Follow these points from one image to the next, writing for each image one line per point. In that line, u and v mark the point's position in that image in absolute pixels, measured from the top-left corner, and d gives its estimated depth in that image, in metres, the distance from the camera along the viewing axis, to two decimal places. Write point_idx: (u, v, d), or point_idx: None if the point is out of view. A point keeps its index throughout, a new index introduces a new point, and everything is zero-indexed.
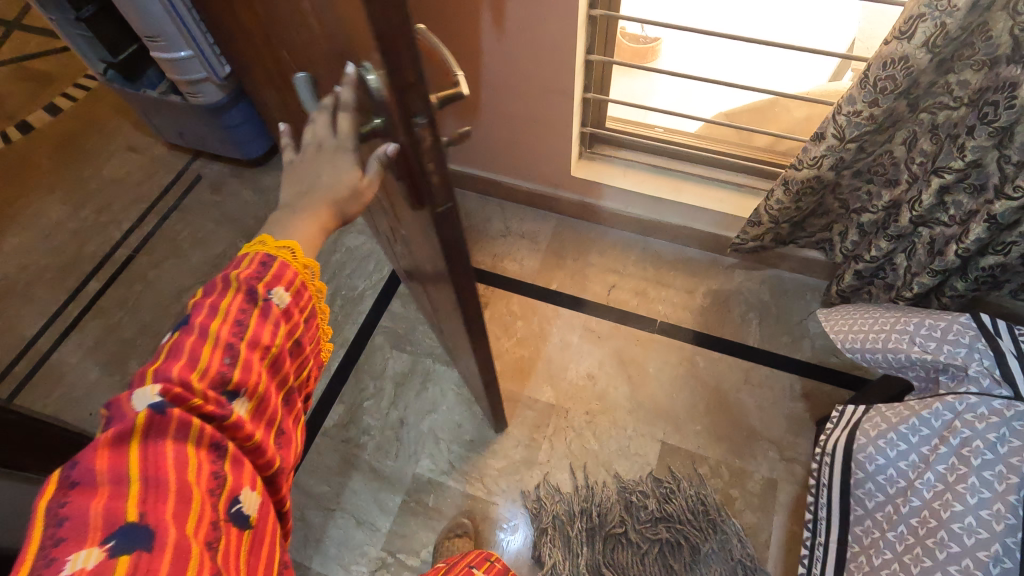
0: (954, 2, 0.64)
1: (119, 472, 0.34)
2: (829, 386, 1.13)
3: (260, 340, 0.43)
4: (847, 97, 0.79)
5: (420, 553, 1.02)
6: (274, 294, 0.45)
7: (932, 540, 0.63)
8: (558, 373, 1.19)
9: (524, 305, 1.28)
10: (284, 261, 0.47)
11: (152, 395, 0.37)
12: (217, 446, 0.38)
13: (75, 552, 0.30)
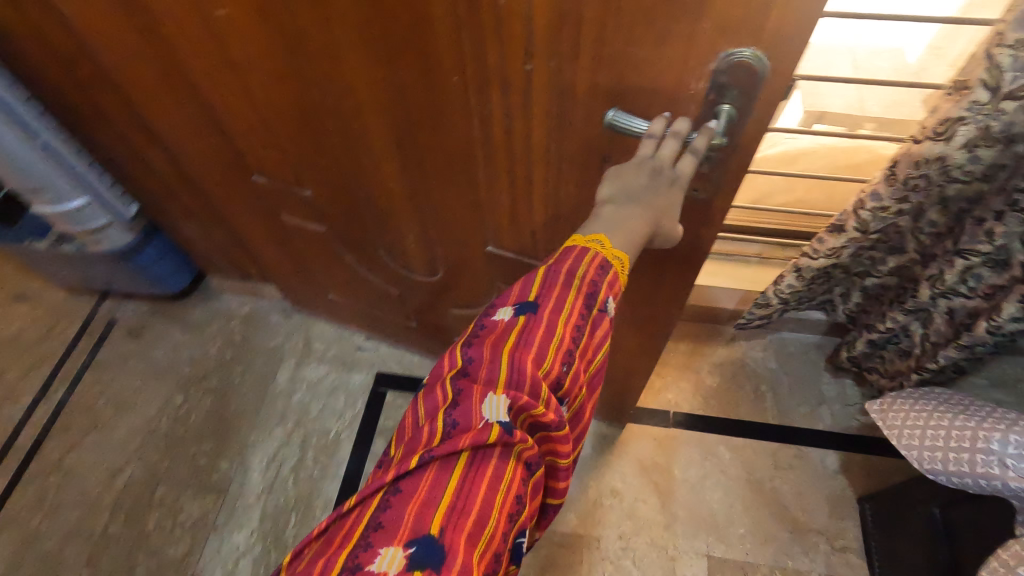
0: (999, 105, 0.59)
1: (435, 486, 0.41)
2: (859, 457, 1.08)
3: (587, 351, 0.48)
4: (872, 194, 0.73)
5: None
6: (608, 304, 0.50)
7: None
8: (578, 494, 1.07)
9: None
10: (610, 266, 0.51)
11: (499, 412, 0.43)
12: (513, 481, 0.43)
13: (390, 551, 0.38)
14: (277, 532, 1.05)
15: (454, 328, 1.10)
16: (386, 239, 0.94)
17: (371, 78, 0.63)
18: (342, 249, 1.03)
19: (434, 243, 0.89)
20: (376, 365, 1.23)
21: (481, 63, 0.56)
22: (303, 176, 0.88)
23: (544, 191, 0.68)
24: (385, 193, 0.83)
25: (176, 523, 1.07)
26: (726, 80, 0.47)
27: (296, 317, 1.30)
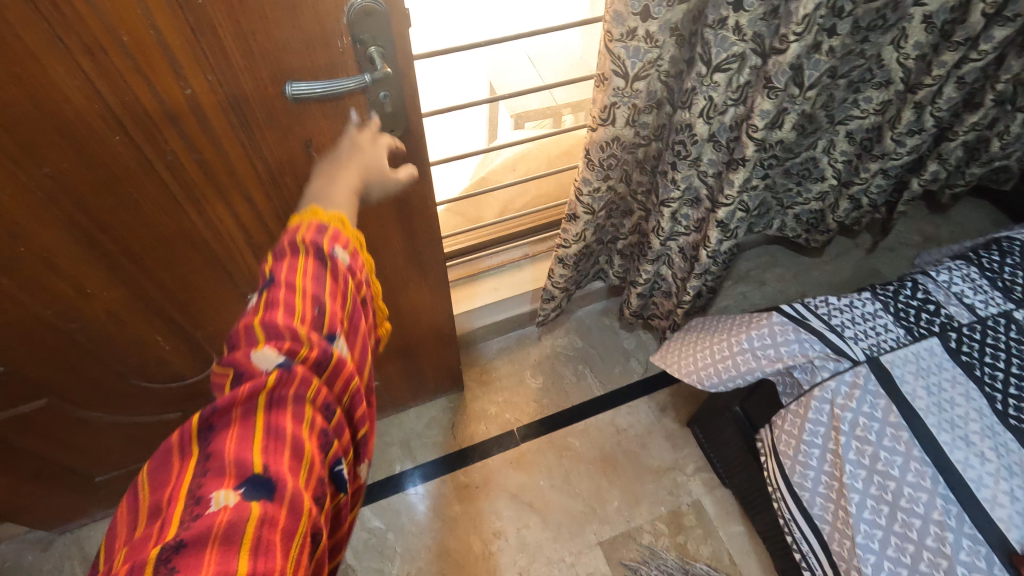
0: (633, 87, 0.70)
1: (242, 435, 0.37)
2: (674, 386, 1.21)
3: (337, 288, 0.46)
4: (582, 180, 0.81)
5: None
6: (337, 253, 0.48)
7: (929, 537, 0.62)
8: (466, 557, 1.03)
9: (382, 513, 1.07)
10: (326, 225, 0.49)
11: (275, 357, 0.39)
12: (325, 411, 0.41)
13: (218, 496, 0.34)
14: None
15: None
16: (138, 367, 0.74)
17: (10, 174, 0.48)
18: (86, 410, 0.78)
19: (198, 331, 0.73)
20: None
21: (138, 105, 0.47)
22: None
23: (279, 218, 0.63)
24: (101, 308, 0.63)
25: None
26: (361, 30, 0.49)
27: (57, 542, 1.02)
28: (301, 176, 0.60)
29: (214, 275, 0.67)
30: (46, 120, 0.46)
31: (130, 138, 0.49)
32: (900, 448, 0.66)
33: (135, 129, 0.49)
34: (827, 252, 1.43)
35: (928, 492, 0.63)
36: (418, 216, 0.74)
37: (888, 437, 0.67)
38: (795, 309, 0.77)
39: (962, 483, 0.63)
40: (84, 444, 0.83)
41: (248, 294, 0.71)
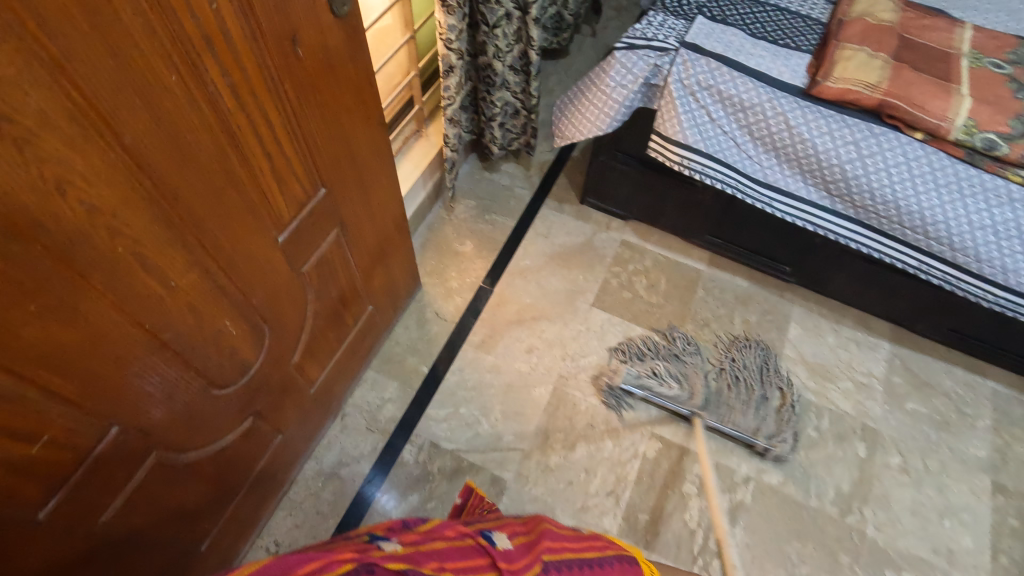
0: None
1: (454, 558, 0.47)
2: (555, 186, 1.49)
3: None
4: (447, 28, 0.97)
5: (691, 524, 1.07)
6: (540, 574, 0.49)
7: (769, 111, 1.00)
8: (523, 379, 1.21)
9: (441, 402, 1.18)
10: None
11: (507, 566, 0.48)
12: (612, 555, 0.56)
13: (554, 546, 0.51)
14: None
15: (305, 380, 0.97)
16: (214, 370, 0.72)
17: (100, 153, 0.47)
18: (184, 453, 0.73)
19: (252, 301, 0.73)
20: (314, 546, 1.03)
21: (182, 35, 0.49)
22: (97, 409, 0.56)
23: (287, 136, 0.67)
24: (183, 303, 0.62)
25: None
26: None
27: None
28: (295, 79, 0.64)
29: (253, 225, 0.68)
30: (122, 73, 0.45)
31: (179, 78, 0.50)
32: (727, 79, 1.01)
33: (180, 63, 0.50)
34: (573, 47, 1.79)
35: (752, 90, 1.00)
36: (370, 102, 0.82)
37: (719, 77, 1.01)
38: (625, 42, 1.06)
39: (765, 74, 1.01)
40: (187, 500, 0.78)
41: (279, 238, 0.74)
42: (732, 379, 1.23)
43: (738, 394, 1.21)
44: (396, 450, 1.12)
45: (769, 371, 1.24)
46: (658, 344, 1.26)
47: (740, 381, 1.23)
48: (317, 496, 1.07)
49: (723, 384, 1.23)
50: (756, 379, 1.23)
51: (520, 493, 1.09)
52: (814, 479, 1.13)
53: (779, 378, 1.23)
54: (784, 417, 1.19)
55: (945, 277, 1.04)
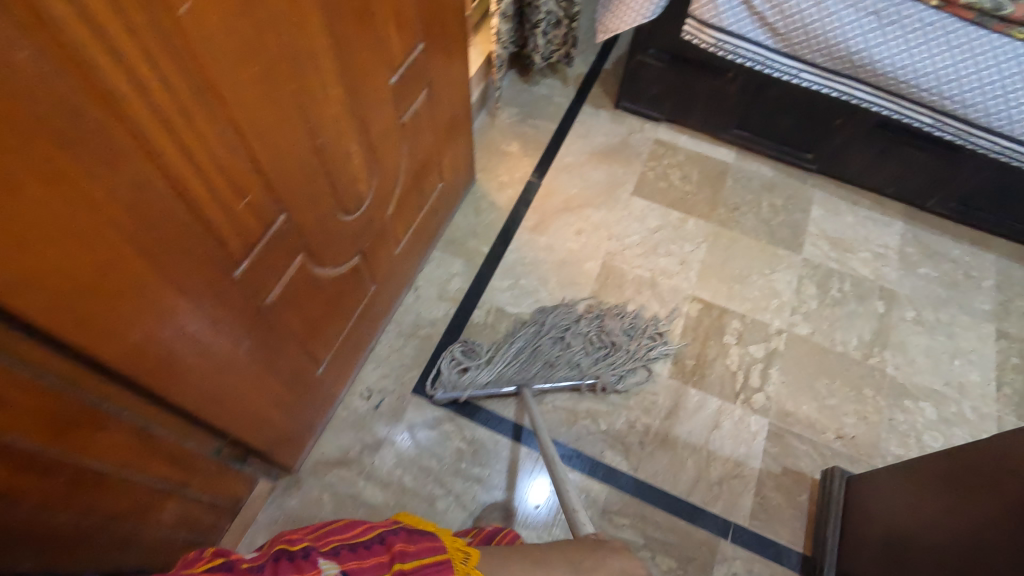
0: None
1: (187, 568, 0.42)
2: (591, 94, 1.60)
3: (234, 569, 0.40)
4: None
5: (731, 367, 1.21)
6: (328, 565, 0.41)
7: None
8: (575, 255, 1.34)
9: (503, 276, 1.30)
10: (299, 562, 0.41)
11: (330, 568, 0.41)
12: (395, 539, 0.45)
13: (334, 558, 0.42)
14: (540, 509, 1.05)
15: (394, 238, 1.09)
16: (344, 193, 0.85)
17: None
18: (318, 267, 0.86)
19: (370, 134, 0.86)
20: (403, 392, 1.16)
21: None
22: (278, 190, 0.69)
23: None
24: (330, 114, 0.74)
25: None
26: None
27: (303, 473, 1.07)
28: None
29: (374, 57, 0.79)
30: None
31: None
32: None
33: None
34: None
35: None
36: None
37: None
38: None
39: None
40: (317, 315, 0.92)
41: (391, 78, 0.85)
42: (599, 338, 1.18)
43: (604, 355, 1.17)
44: (466, 314, 1.25)
45: (640, 331, 1.22)
46: (533, 320, 1.20)
47: (591, 336, 1.19)
48: (400, 353, 1.20)
49: (586, 349, 1.17)
50: (629, 335, 1.20)
51: None
52: (839, 330, 1.27)
53: (657, 332, 1.23)
54: (640, 358, 1.18)
55: (954, 128, 1.20)
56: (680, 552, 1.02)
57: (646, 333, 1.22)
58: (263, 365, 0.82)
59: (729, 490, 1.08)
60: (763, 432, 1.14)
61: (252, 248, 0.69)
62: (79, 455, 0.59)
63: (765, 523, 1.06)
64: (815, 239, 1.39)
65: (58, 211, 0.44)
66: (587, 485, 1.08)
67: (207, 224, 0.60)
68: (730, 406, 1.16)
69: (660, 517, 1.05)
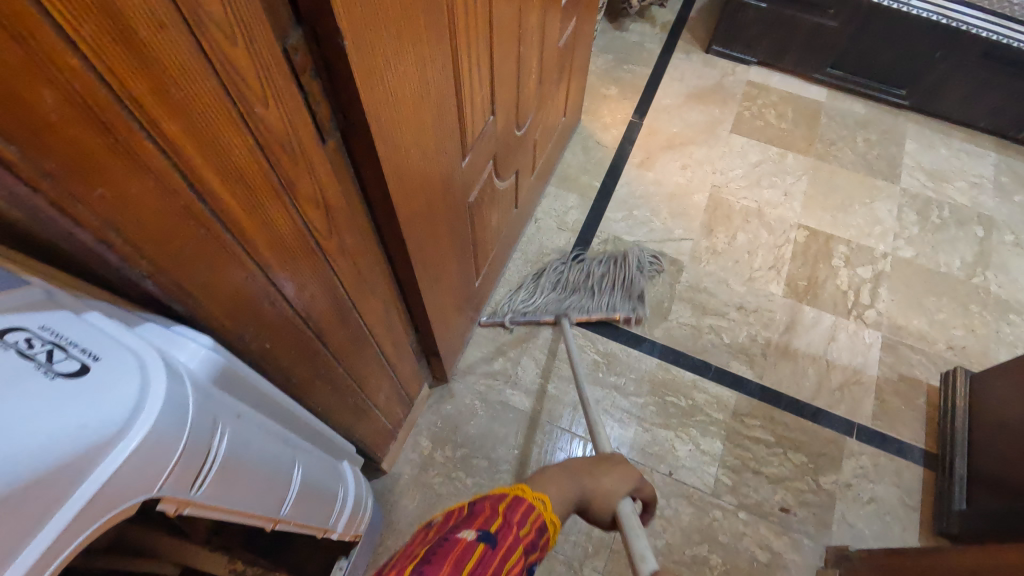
0: None
1: None
2: (682, 40, 1.66)
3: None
4: None
5: (841, 287, 1.28)
6: (470, 533, 0.40)
7: None
8: (683, 188, 1.40)
9: (617, 208, 1.37)
10: (466, 562, 0.38)
11: (472, 535, 0.40)
12: (488, 499, 0.44)
13: (460, 525, 0.41)
14: (676, 414, 1.13)
15: (531, 163, 1.17)
16: (520, 105, 0.93)
17: None
18: (495, 177, 0.94)
19: (544, 53, 0.93)
20: (536, 311, 1.24)
21: None
22: (496, 89, 0.77)
23: None
24: (532, 25, 0.82)
25: (662, 514, 1.05)
26: None
27: (453, 383, 1.16)
28: None
29: None
30: None
31: None
32: None
33: None
34: None
35: None
36: None
37: None
38: None
39: None
40: (485, 225, 1.00)
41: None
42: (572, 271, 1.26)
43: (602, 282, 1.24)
44: (587, 242, 1.32)
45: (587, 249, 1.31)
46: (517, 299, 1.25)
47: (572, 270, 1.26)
48: (529, 276, 1.28)
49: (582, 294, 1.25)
50: (665, 293, 1.26)
51: (695, 270, 1.29)
52: (941, 253, 1.33)
53: (720, 287, 1.27)
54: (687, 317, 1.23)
55: None
56: (810, 449, 1.10)
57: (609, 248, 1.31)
58: (454, 263, 0.90)
59: (849, 395, 1.16)
60: (877, 344, 1.21)
61: (473, 141, 0.77)
62: (358, 313, 0.68)
63: (886, 423, 1.13)
64: (911, 171, 1.44)
65: (410, 68, 0.52)
66: (717, 392, 1.15)
67: (461, 108, 0.68)
68: (844, 321, 1.24)
69: (788, 419, 1.13)
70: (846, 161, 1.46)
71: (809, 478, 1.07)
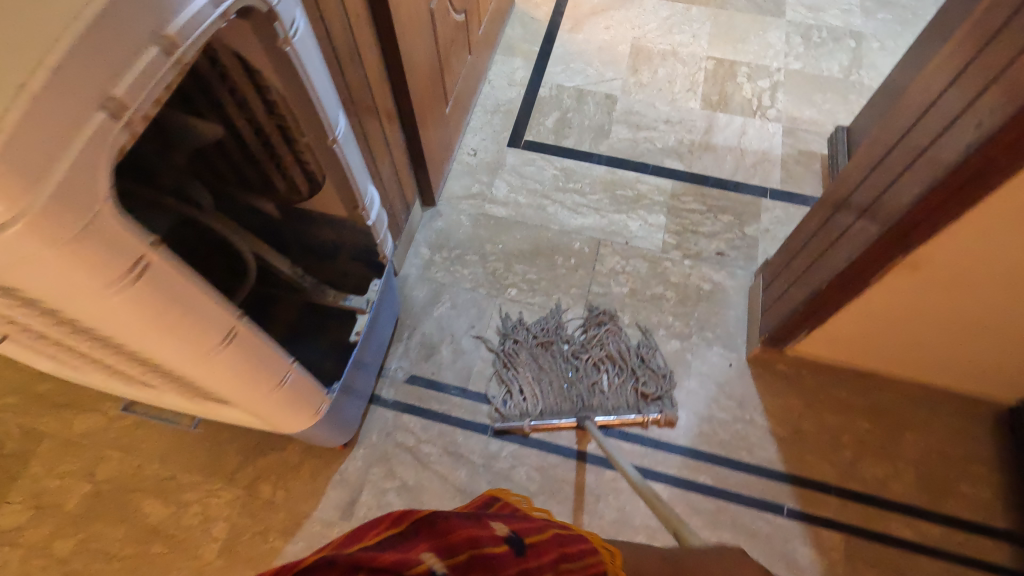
0: None
1: (374, 526, 0.57)
2: None
3: (420, 526, 0.56)
4: None
5: (746, 97, 1.54)
6: (502, 527, 0.59)
7: None
8: (609, 43, 1.65)
9: (557, 63, 1.61)
10: (476, 529, 0.56)
11: (504, 529, 0.59)
12: (555, 530, 0.62)
13: (502, 521, 0.61)
14: (625, 200, 1.38)
15: (476, 16, 1.40)
16: None
17: None
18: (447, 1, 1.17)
19: None
20: (500, 146, 1.47)
21: None
22: None
23: None
24: None
25: (625, 271, 1.29)
26: None
27: (440, 206, 1.38)
28: None
29: None
30: None
31: None
32: None
33: None
34: None
35: None
36: None
37: None
38: None
39: None
40: (445, 49, 1.23)
41: None
42: (561, 364, 1.17)
43: (595, 373, 1.16)
44: (535, 91, 1.56)
45: (549, 332, 1.21)
46: (522, 413, 1.12)
47: (554, 361, 1.18)
48: (491, 123, 1.51)
49: (607, 377, 1.15)
50: (605, 119, 1.51)
51: (628, 101, 1.54)
52: (823, 63, 1.61)
53: (648, 109, 1.52)
54: (624, 133, 1.48)
55: None
56: (734, 210, 1.36)
57: (582, 318, 1.24)
58: (425, 68, 1.13)
59: (760, 170, 1.43)
60: (778, 132, 1.48)
61: None
62: (361, 63, 0.90)
63: (791, 184, 1.40)
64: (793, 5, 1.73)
65: None
66: (657, 182, 1.41)
67: None
68: (751, 120, 1.50)
69: (714, 193, 1.39)
70: (741, 6, 1.73)
71: (736, 230, 1.34)
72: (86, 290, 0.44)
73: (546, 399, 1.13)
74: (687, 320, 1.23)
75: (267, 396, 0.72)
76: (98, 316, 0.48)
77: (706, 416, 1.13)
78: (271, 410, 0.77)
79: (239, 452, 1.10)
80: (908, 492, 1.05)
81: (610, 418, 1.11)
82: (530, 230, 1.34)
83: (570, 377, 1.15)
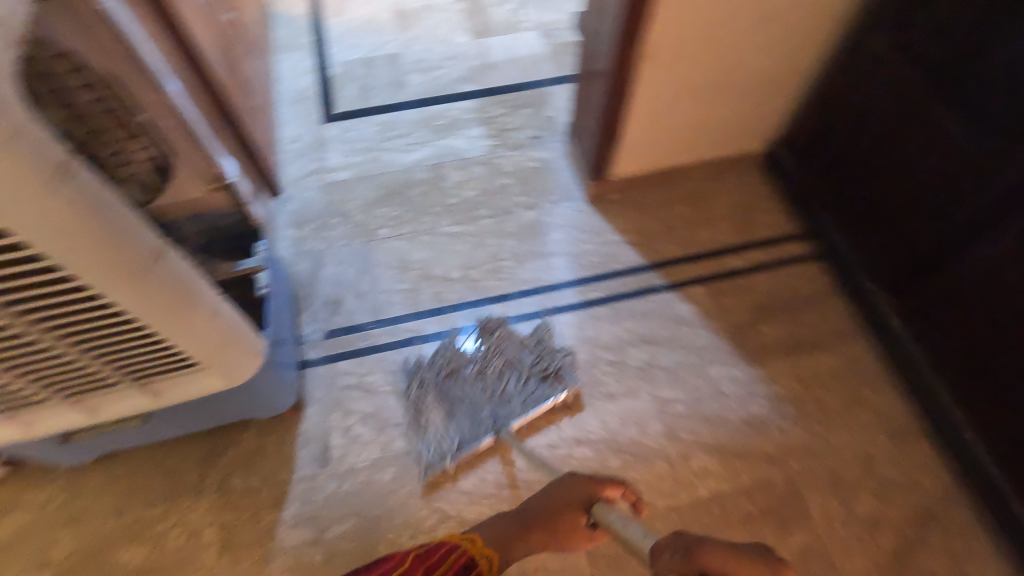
0: None
1: None
2: None
3: None
4: None
5: (503, 20, 1.82)
6: None
7: None
8: (374, 14, 1.83)
9: (336, 44, 1.75)
10: None
11: None
12: None
13: None
14: (444, 127, 1.57)
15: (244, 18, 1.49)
16: None
17: None
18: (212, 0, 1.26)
19: None
20: (318, 125, 1.58)
21: None
22: None
23: None
24: None
25: (469, 178, 1.48)
26: None
27: (287, 191, 1.46)
28: None
29: None
30: None
31: None
32: None
33: None
34: None
35: None
36: None
37: None
38: None
39: None
40: (229, 46, 1.31)
41: None
42: (469, 389, 1.11)
43: (502, 381, 1.12)
44: (328, 72, 1.69)
45: (451, 358, 1.15)
46: (445, 450, 1.08)
47: (463, 390, 1.12)
48: (300, 110, 1.61)
49: (503, 368, 1.14)
50: (398, 73, 1.69)
51: (410, 53, 1.73)
52: None
53: (430, 54, 1.73)
54: (419, 78, 1.67)
55: None
56: (532, 103, 1.62)
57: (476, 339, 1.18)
58: (220, 61, 1.21)
59: (537, 68, 1.70)
60: (538, 37, 1.78)
61: None
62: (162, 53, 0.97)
63: (563, 70, 1.70)
64: None
65: None
66: (463, 104, 1.62)
67: None
68: (514, 35, 1.78)
69: (510, 96, 1.63)
70: None
71: (539, 116, 1.60)
72: (31, 185, 0.52)
73: (455, 428, 1.09)
74: (532, 193, 1.46)
75: (212, 326, 0.79)
76: (42, 222, 0.54)
77: (578, 252, 1.37)
78: (218, 346, 0.82)
79: (196, 462, 1.11)
80: (731, 237, 1.38)
81: (523, 416, 1.10)
82: (377, 178, 1.48)
83: (474, 397, 1.11)
